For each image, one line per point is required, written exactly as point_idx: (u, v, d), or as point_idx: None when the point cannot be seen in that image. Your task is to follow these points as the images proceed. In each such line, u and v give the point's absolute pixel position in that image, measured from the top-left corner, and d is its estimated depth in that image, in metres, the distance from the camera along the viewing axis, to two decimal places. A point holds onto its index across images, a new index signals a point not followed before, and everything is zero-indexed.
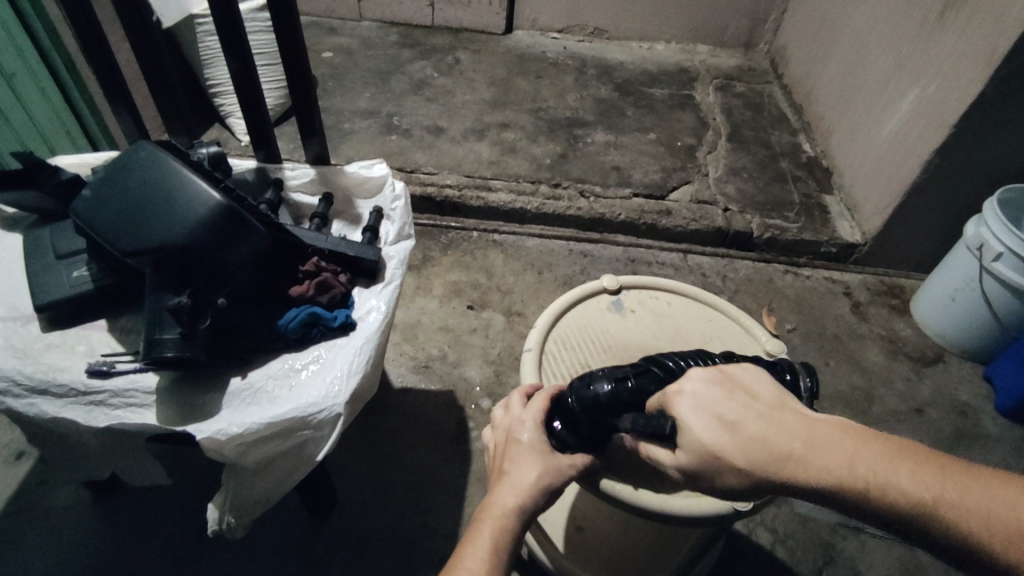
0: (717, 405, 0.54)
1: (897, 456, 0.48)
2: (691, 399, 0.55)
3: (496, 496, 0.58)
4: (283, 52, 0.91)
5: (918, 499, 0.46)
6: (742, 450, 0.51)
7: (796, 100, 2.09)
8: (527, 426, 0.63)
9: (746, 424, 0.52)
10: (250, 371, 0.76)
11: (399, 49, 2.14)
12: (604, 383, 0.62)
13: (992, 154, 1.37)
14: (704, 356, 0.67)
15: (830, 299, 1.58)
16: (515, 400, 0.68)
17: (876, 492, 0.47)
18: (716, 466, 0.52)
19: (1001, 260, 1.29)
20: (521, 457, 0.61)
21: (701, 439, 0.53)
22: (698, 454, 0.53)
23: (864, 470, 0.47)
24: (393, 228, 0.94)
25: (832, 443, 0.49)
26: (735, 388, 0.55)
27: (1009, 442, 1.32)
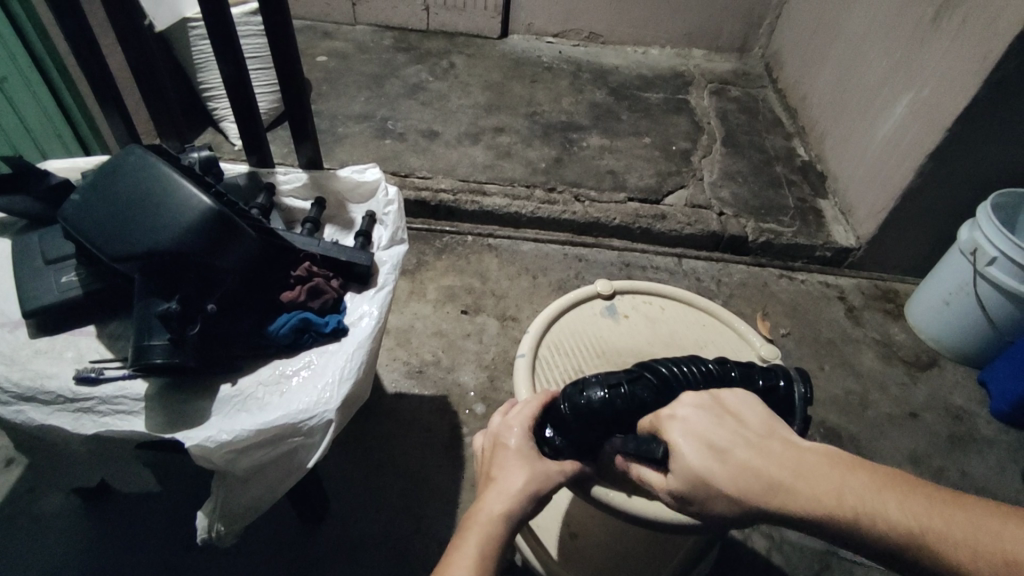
0: (708, 430, 0.53)
1: (884, 486, 0.47)
2: (683, 423, 0.55)
3: (485, 503, 0.57)
4: (276, 56, 0.91)
5: (904, 528, 0.45)
6: (731, 479, 0.50)
7: (790, 104, 2.10)
8: (514, 432, 0.64)
9: (737, 453, 0.52)
10: (240, 378, 0.75)
11: (394, 53, 2.13)
12: (597, 391, 0.65)
13: (985, 158, 1.38)
14: (697, 361, 0.67)
15: (825, 303, 1.58)
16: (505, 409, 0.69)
17: (865, 522, 0.46)
18: (707, 492, 0.52)
19: (995, 265, 1.29)
20: (509, 463, 0.60)
21: (692, 466, 0.53)
22: (689, 481, 0.53)
23: (853, 500, 0.47)
24: (386, 232, 0.93)
25: (821, 473, 0.49)
26: (724, 414, 0.55)
27: (1003, 446, 1.32)
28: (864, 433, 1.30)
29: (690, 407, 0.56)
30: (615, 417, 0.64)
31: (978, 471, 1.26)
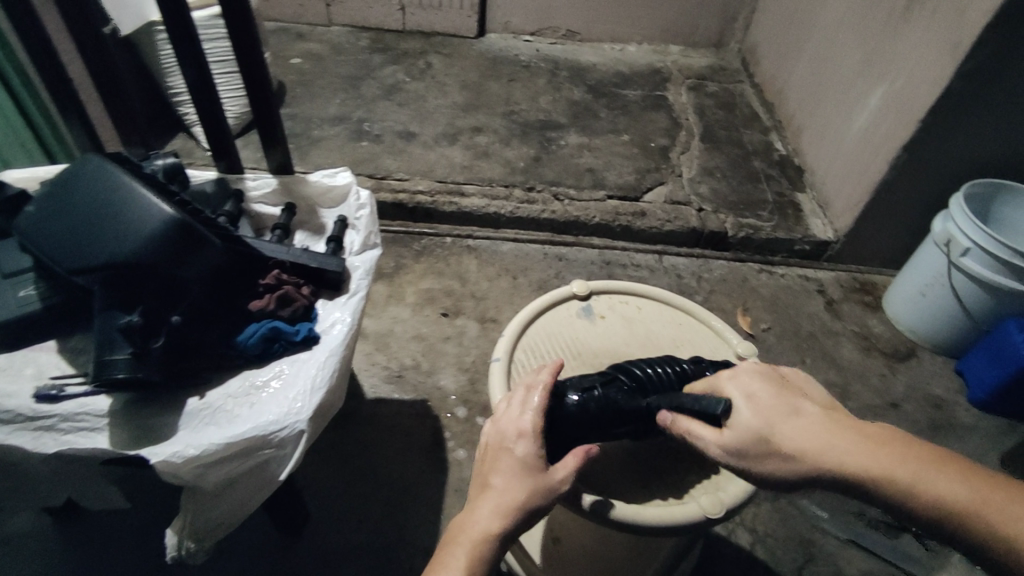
0: (769, 397, 0.58)
1: (940, 466, 0.52)
2: (748, 384, 0.60)
3: (478, 513, 0.58)
4: (240, 60, 0.89)
5: (964, 504, 0.50)
6: (796, 436, 0.56)
7: (766, 98, 2.11)
8: (523, 436, 0.61)
9: (801, 418, 0.57)
10: (208, 391, 0.73)
11: (369, 54, 2.11)
12: (573, 394, 0.66)
13: (957, 149, 1.39)
14: (673, 361, 0.70)
15: (804, 297, 1.59)
16: (515, 396, 0.65)
17: (916, 492, 0.51)
18: (764, 451, 0.56)
19: (968, 255, 1.30)
20: (510, 474, 0.59)
21: (754, 425, 0.57)
22: (749, 438, 0.57)
23: (913, 475, 0.52)
24: (358, 237, 0.92)
25: (882, 445, 0.54)
26: (786, 387, 0.60)
27: (982, 433, 1.34)
28: None
29: (751, 371, 0.61)
30: (596, 417, 0.65)
31: None
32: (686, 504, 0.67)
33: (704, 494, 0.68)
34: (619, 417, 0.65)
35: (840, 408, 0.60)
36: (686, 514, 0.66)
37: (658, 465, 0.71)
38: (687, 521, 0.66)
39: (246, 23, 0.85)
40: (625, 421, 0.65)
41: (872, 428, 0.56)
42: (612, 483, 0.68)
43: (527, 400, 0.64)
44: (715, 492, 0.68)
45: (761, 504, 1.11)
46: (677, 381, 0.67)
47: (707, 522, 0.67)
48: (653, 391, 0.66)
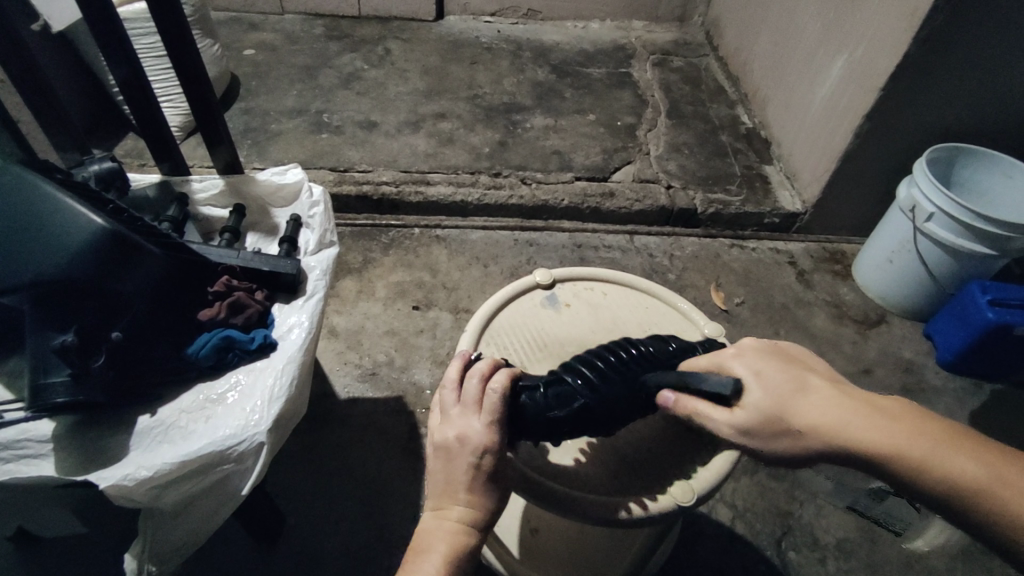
0: (777, 375, 0.57)
1: (952, 442, 0.51)
2: (759, 362, 0.59)
3: (449, 527, 0.56)
4: (173, 56, 0.84)
5: (976, 480, 0.49)
6: (809, 410, 0.54)
7: (731, 71, 2.10)
8: (483, 445, 0.57)
9: (812, 392, 0.55)
10: (160, 408, 0.70)
11: (326, 42, 2.04)
12: (526, 395, 0.63)
13: (918, 116, 1.40)
14: (629, 344, 0.68)
15: (776, 269, 1.59)
16: (470, 389, 0.60)
17: (927, 469, 0.50)
18: (774, 429, 0.56)
19: (933, 220, 1.31)
20: (477, 486, 0.57)
21: (764, 405, 0.56)
22: (761, 417, 0.56)
23: (924, 451, 0.50)
24: (314, 235, 0.89)
25: (891, 419, 0.52)
26: (793, 362, 0.59)
27: (951, 394, 1.36)
28: None
29: (756, 349, 0.61)
30: (553, 426, 0.63)
31: None
32: (657, 494, 0.66)
33: (675, 481, 0.67)
34: (580, 423, 0.63)
35: (846, 381, 0.59)
36: (658, 505, 0.65)
37: (627, 455, 0.70)
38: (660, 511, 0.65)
39: (179, 24, 0.81)
40: (580, 427, 0.64)
41: (881, 402, 0.55)
42: (577, 479, 0.67)
43: (488, 401, 0.59)
44: (686, 478, 0.67)
45: (740, 479, 1.11)
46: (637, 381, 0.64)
47: (679, 511, 0.66)
48: (616, 395, 0.63)
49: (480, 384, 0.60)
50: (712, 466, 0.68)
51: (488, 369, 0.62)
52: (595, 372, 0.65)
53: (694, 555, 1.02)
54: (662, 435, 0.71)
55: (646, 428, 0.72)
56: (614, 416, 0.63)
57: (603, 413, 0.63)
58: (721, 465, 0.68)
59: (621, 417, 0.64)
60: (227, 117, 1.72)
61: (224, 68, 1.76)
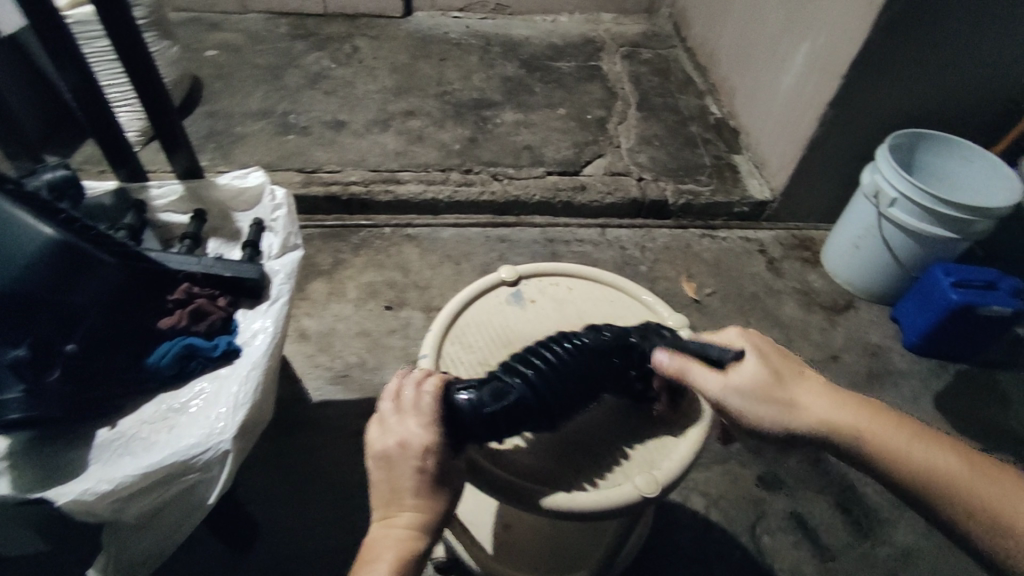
0: (774, 357, 0.62)
1: (930, 440, 0.58)
2: (760, 341, 0.63)
3: (398, 534, 0.55)
4: (125, 57, 0.82)
5: (949, 471, 0.56)
6: (804, 393, 0.60)
7: (699, 62, 2.11)
8: (422, 451, 0.57)
9: (807, 380, 0.61)
10: (121, 420, 0.68)
11: (292, 41, 2.02)
12: (462, 394, 0.60)
13: (880, 103, 1.42)
14: (564, 338, 0.65)
15: (746, 258, 1.61)
16: (405, 396, 0.60)
17: (907, 459, 0.57)
18: (766, 401, 0.59)
19: (896, 206, 1.34)
20: (424, 491, 0.56)
21: (760, 379, 0.60)
22: (756, 389, 0.59)
23: (904, 443, 0.58)
24: (277, 239, 0.87)
25: (878, 414, 0.59)
26: (791, 354, 0.64)
27: (917, 375, 1.39)
28: None
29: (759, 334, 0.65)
30: (491, 427, 0.59)
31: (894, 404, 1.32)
32: (622, 486, 0.65)
33: (639, 472, 0.66)
34: (521, 420, 0.60)
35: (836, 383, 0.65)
36: (619, 495, 0.64)
37: (588, 446, 0.68)
38: (622, 503, 0.64)
39: (131, 29, 0.80)
40: (520, 425, 0.60)
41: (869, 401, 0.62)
42: (529, 472, 0.65)
43: (422, 405, 0.59)
44: (650, 470, 0.66)
45: (713, 467, 1.13)
46: (575, 373, 0.62)
47: (644, 501, 0.65)
48: (554, 386, 0.61)
49: (415, 390, 0.60)
50: (674, 455, 0.68)
51: (422, 376, 0.62)
52: (534, 366, 0.62)
53: (668, 544, 1.03)
54: (622, 424, 0.70)
55: (599, 416, 0.71)
56: (554, 411, 0.61)
57: (543, 407, 0.60)
58: (683, 454, 0.68)
59: (560, 411, 0.61)
60: (190, 120, 1.69)
61: (185, 70, 1.73)
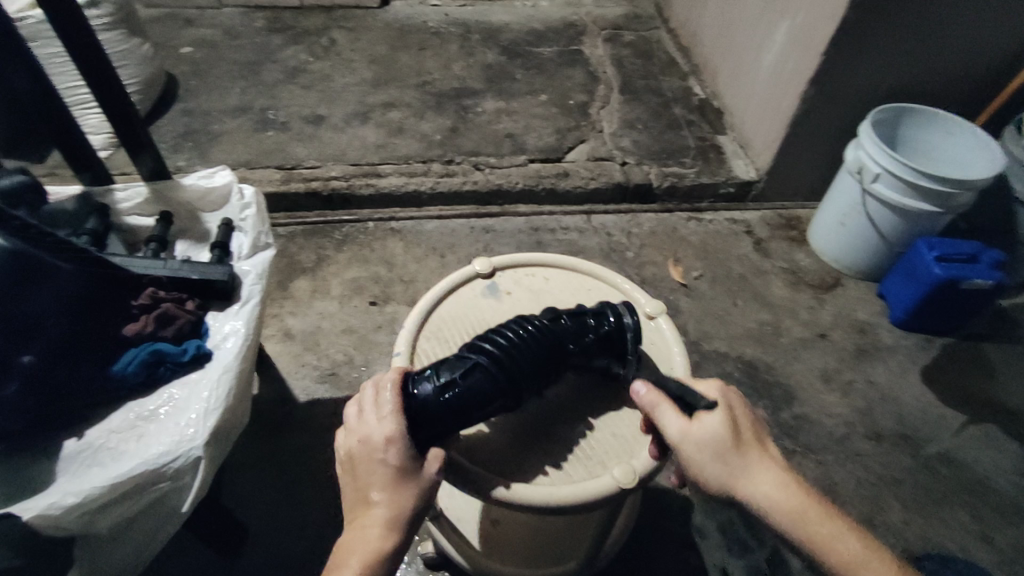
0: (738, 420, 0.62)
1: (855, 536, 0.59)
2: (735, 401, 0.63)
3: (371, 534, 0.55)
4: (78, 57, 0.79)
5: (856, 565, 0.58)
6: (756, 465, 0.60)
7: (682, 43, 2.08)
8: (385, 446, 0.56)
9: (763, 457, 0.61)
10: (88, 429, 0.67)
11: (267, 36, 1.98)
12: (425, 384, 0.60)
13: (864, 78, 1.40)
14: (525, 319, 0.65)
15: (733, 240, 1.60)
16: (366, 395, 0.59)
17: (822, 546, 0.58)
18: (713, 454, 0.60)
19: (879, 180, 1.33)
20: (390, 485, 0.56)
21: (717, 434, 0.60)
22: (706, 443, 0.60)
23: (828, 533, 0.58)
24: (246, 239, 0.85)
25: (814, 502, 0.60)
26: (756, 424, 0.64)
27: (905, 350, 1.38)
28: (778, 360, 1.34)
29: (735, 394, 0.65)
30: (458, 408, 0.59)
31: (884, 381, 1.32)
32: (600, 477, 0.64)
33: (617, 463, 0.65)
34: (487, 398, 0.59)
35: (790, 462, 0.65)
36: (596, 486, 0.63)
37: (560, 430, 0.67)
38: (601, 493, 0.63)
39: (82, 29, 0.78)
40: (488, 404, 0.60)
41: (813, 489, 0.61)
42: (504, 459, 0.65)
43: (382, 401, 0.58)
44: (627, 460, 0.65)
45: None
46: (538, 349, 0.61)
47: (621, 493, 0.64)
48: (518, 360, 0.60)
49: (375, 388, 0.60)
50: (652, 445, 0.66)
51: (382, 373, 0.62)
52: (495, 344, 0.61)
53: (659, 530, 1.03)
54: (596, 408, 0.69)
55: (575, 401, 0.70)
56: (521, 385, 0.60)
57: (509, 383, 0.60)
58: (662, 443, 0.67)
59: (528, 384, 0.61)
60: (165, 120, 1.66)
61: (159, 68, 1.70)
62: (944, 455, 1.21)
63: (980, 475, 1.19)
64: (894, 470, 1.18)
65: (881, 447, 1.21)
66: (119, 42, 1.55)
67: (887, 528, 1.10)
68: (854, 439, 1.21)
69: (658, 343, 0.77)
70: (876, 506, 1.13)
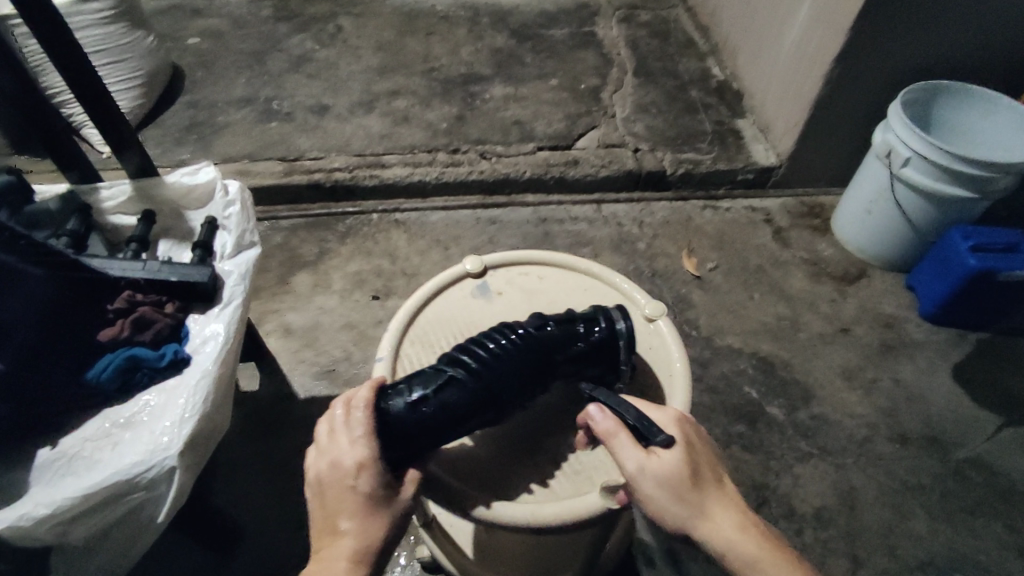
0: (697, 455, 0.57)
1: None
2: (693, 435, 0.58)
3: (337, 566, 0.52)
4: (54, 53, 0.76)
5: None
6: (715, 506, 0.55)
7: (701, 21, 1.99)
8: (356, 472, 0.53)
9: (722, 496, 0.56)
10: (62, 438, 0.66)
11: (274, 24, 1.95)
12: (398, 397, 0.56)
13: (891, 57, 1.32)
14: (510, 328, 0.61)
15: (751, 229, 1.52)
16: (336, 414, 0.56)
17: None
18: (672, 493, 0.54)
19: (909, 165, 1.25)
20: (361, 514, 0.53)
21: (676, 472, 0.55)
22: (664, 480, 0.54)
23: None
24: (230, 237, 0.83)
25: (772, 547, 0.55)
26: (715, 459, 0.59)
27: (934, 346, 1.31)
28: (796, 357, 1.27)
29: (694, 426, 0.60)
30: (432, 426, 0.56)
31: (910, 379, 1.25)
32: (587, 494, 0.60)
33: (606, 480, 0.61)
34: (464, 415, 0.56)
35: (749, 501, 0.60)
36: (583, 505, 0.59)
37: (546, 443, 0.64)
38: (587, 514, 0.59)
39: (54, 20, 0.74)
40: (466, 419, 0.56)
41: (773, 534, 0.57)
42: (485, 475, 0.62)
43: (354, 422, 0.55)
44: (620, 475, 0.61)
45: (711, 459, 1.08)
46: (523, 361, 0.58)
47: (610, 513, 0.60)
48: (497, 377, 0.57)
49: (346, 408, 0.56)
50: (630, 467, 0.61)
51: (352, 391, 0.58)
52: (475, 357, 0.58)
53: None
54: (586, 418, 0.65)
55: (563, 411, 0.65)
56: (501, 400, 0.57)
57: (489, 397, 0.57)
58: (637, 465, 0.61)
59: (508, 398, 0.57)
60: (171, 112, 1.65)
61: (165, 60, 1.69)
62: (972, 459, 1.14)
63: (1012, 481, 1.12)
64: (918, 475, 1.11)
65: (905, 450, 1.14)
66: (123, 35, 1.53)
67: (909, 537, 1.04)
68: (875, 442, 1.15)
69: (657, 348, 0.72)
70: (897, 512, 1.07)
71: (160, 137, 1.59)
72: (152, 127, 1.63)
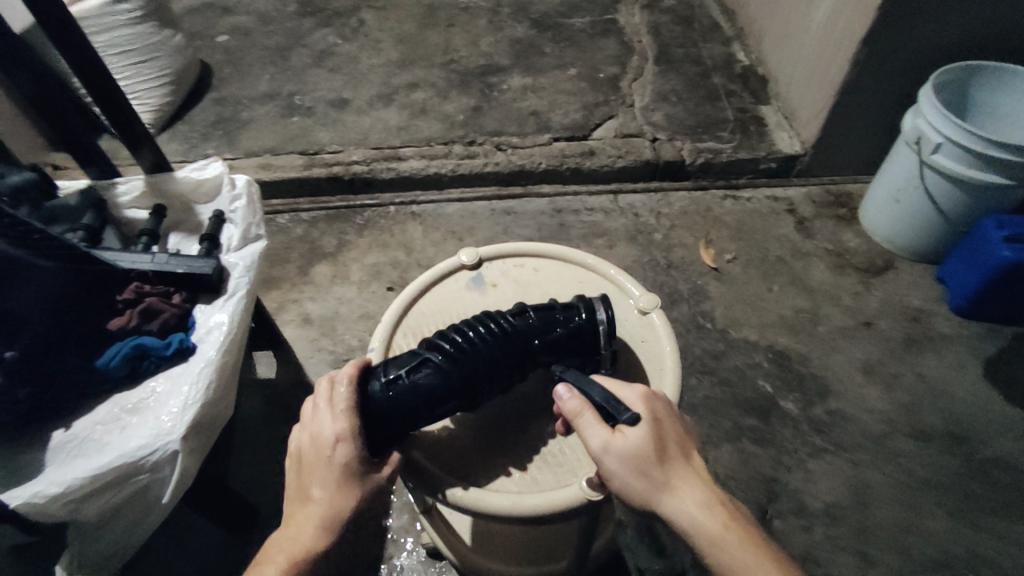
0: (664, 432, 0.56)
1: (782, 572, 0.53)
2: (661, 410, 0.57)
3: (307, 533, 0.55)
4: (70, 55, 0.80)
5: None
6: (679, 483, 0.54)
7: (727, 5, 1.94)
8: (333, 444, 0.54)
9: (688, 474, 0.55)
10: (75, 421, 0.70)
11: (298, 19, 1.98)
12: (378, 379, 0.58)
13: (922, 39, 1.26)
14: (491, 316, 0.61)
15: (773, 219, 1.48)
16: (320, 391, 0.57)
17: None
18: (634, 470, 0.54)
19: (940, 151, 1.19)
20: (335, 484, 0.54)
21: (639, 449, 0.54)
22: (627, 458, 0.54)
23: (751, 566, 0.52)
24: (237, 230, 0.85)
25: (737, 528, 0.54)
26: (687, 437, 0.58)
27: (963, 341, 1.25)
28: (814, 352, 1.24)
29: (667, 404, 0.59)
30: (407, 412, 0.57)
31: (935, 374, 1.20)
32: (568, 486, 0.60)
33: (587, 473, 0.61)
34: (438, 396, 0.58)
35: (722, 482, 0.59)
36: (564, 497, 0.60)
37: (530, 432, 0.64)
38: (566, 505, 0.59)
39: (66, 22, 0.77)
40: (441, 403, 0.58)
41: (740, 515, 0.56)
42: (464, 462, 0.63)
43: (336, 398, 0.56)
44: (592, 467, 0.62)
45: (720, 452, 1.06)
46: (502, 347, 0.59)
47: (590, 505, 0.60)
48: (474, 363, 0.58)
49: (330, 384, 0.57)
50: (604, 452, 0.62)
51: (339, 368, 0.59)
52: (453, 343, 0.59)
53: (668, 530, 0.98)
54: None
55: (548, 401, 0.66)
56: (477, 384, 0.58)
57: (463, 382, 0.58)
58: None
59: (484, 384, 0.58)
60: (199, 108, 1.70)
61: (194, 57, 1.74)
62: (999, 459, 1.09)
63: None
64: (939, 474, 1.07)
65: (925, 448, 1.10)
66: (150, 34, 1.58)
67: (925, 537, 1.01)
68: (894, 438, 1.11)
69: (649, 341, 0.72)
70: (914, 512, 1.04)
71: (189, 132, 1.64)
72: (180, 122, 1.68)
